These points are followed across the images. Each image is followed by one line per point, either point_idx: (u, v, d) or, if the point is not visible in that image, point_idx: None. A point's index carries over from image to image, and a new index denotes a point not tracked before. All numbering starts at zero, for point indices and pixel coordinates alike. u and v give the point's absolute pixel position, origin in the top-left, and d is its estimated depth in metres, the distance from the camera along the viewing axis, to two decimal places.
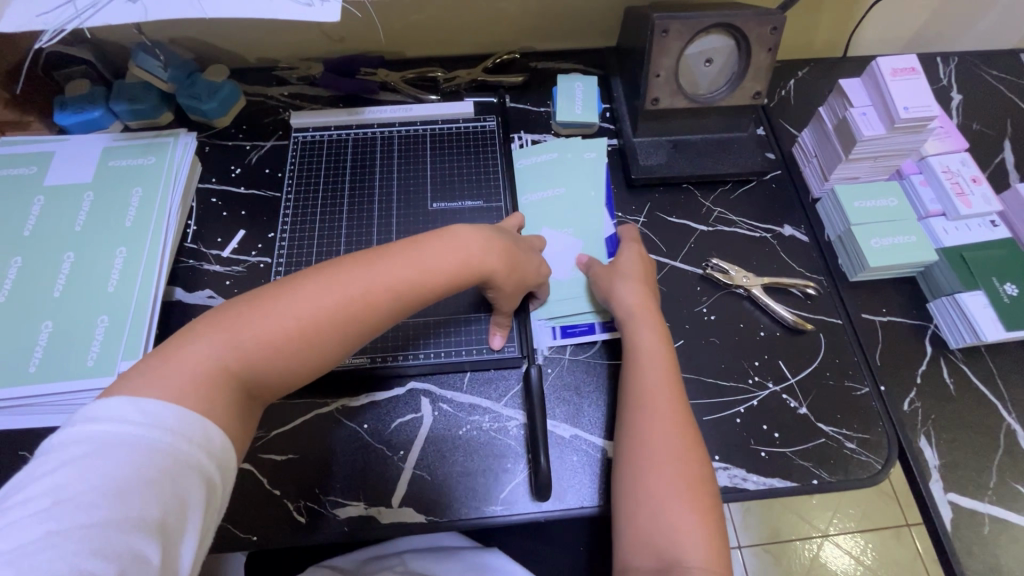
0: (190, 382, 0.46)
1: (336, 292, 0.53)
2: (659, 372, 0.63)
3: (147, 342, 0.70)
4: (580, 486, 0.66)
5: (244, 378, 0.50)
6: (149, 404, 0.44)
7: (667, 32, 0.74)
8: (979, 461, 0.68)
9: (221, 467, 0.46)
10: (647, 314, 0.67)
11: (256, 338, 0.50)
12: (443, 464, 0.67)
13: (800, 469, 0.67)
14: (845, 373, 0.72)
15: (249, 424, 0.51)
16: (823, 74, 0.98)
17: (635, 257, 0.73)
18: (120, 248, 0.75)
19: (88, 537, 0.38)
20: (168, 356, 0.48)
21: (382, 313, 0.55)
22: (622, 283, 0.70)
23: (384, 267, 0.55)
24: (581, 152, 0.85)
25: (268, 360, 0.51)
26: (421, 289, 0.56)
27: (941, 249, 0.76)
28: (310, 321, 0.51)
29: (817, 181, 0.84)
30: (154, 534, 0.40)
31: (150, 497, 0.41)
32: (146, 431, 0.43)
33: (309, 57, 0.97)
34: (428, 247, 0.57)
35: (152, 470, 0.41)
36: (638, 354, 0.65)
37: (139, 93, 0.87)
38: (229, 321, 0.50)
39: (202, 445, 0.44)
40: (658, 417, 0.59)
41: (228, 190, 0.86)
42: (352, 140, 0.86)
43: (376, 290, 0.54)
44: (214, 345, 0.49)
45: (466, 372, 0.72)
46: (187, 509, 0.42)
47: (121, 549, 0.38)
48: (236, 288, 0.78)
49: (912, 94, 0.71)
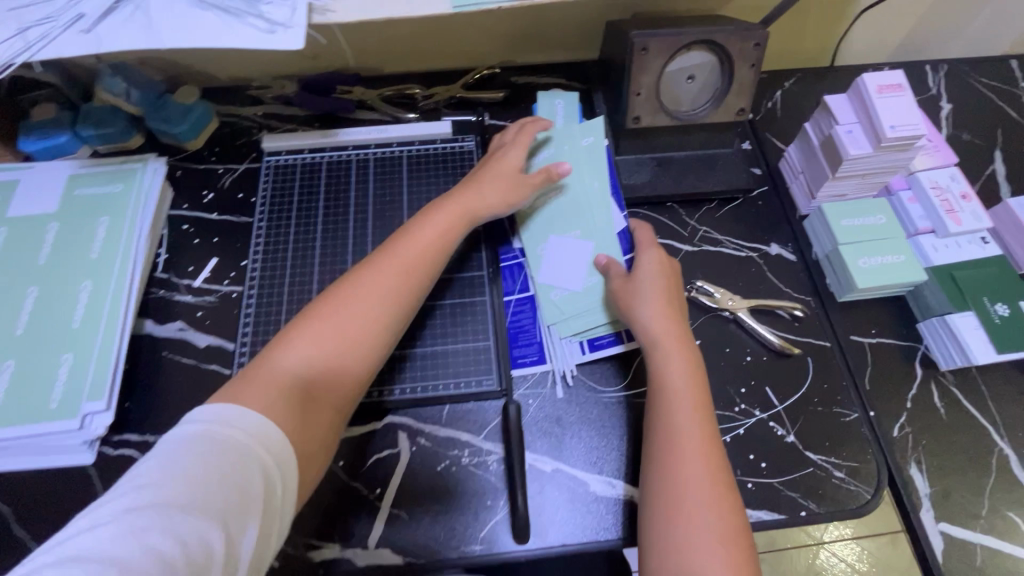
0: (266, 392, 0.54)
1: (364, 285, 0.62)
2: (687, 406, 0.59)
3: (113, 382, 0.67)
4: (562, 522, 0.64)
5: (312, 387, 0.57)
6: (226, 409, 0.50)
7: (647, 50, 0.72)
8: (971, 488, 0.67)
9: (276, 462, 0.50)
10: (674, 340, 0.64)
11: (316, 346, 0.58)
12: (421, 502, 0.65)
13: (788, 501, 0.65)
14: (834, 398, 0.71)
15: (319, 422, 0.56)
16: (810, 85, 0.96)
17: (657, 267, 0.69)
18: (85, 282, 0.72)
19: (157, 523, 0.42)
20: (245, 376, 0.55)
21: (407, 293, 0.64)
22: (643, 301, 0.66)
23: (398, 255, 0.66)
24: (574, 143, 0.80)
25: (330, 364, 0.58)
26: (424, 257, 0.67)
27: (930, 268, 0.75)
28: (354, 317, 0.61)
29: (804, 197, 0.82)
30: (216, 523, 0.44)
31: (213, 488, 0.45)
32: (217, 429, 0.49)
33: (282, 75, 0.94)
34: (425, 227, 0.68)
35: (212, 466, 0.46)
36: (665, 387, 0.61)
37: (106, 118, 0.85)
38: (286, 339, 0.59)
39: (264, 442, 0.50)
40: (693, 457, 0.56)
41: (200, 217, 0.83)
42: (325, 163, 0.84)
43: (396, 274, 0.64)
44: (280, 361, 0.57)
45: (446, 405, 0.70)
46: (246, 500, 0.46)
47: (186, 535, 0.43)
48: (207, 319, 0.75)
49: (898, 112, 0.69)
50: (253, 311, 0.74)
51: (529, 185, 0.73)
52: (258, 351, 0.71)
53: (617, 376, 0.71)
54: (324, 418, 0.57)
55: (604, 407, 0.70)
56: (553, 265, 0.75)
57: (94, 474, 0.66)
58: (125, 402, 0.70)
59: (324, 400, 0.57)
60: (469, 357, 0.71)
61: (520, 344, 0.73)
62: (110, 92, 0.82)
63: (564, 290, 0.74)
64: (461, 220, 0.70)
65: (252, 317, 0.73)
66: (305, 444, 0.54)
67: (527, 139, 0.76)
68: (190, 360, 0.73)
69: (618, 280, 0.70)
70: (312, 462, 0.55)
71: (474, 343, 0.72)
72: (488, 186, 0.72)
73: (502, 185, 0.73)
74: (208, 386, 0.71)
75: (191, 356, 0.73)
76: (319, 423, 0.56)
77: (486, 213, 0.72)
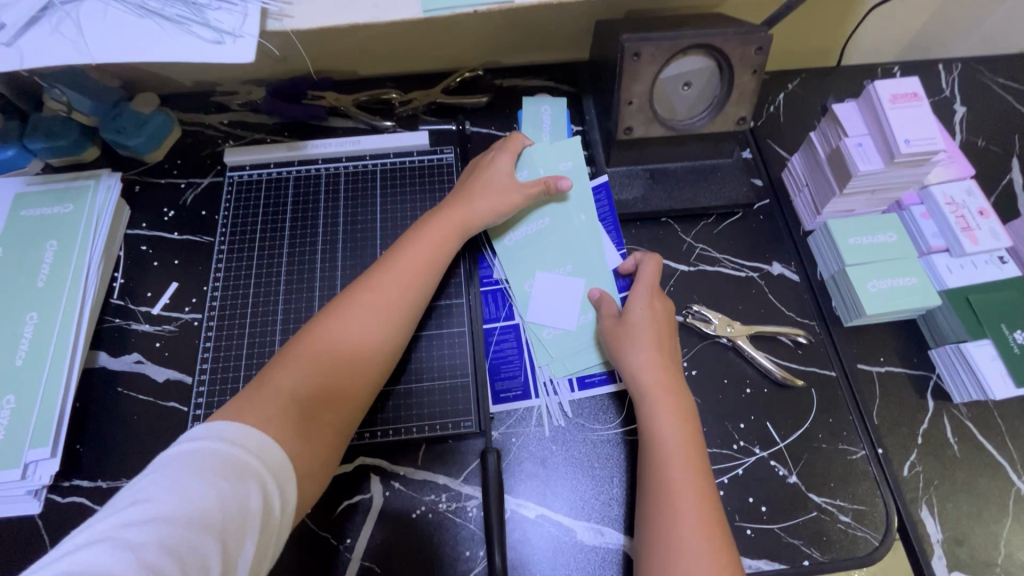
0: (266, 409, 0.50)
1: (366, 298, 0.60)
2: (683, 464, 0.54)
3: (59, 425, 0.62)
4: (546, 574, 0.59)
5: (317, 405, 0.53)
6: (218, 425, 0.46)
7: (639, 56, 0.65)
8: (986, 532, 0.62)
9: (278, 479, 0.46)
10: (665, 389, 0.59)
11: (318, 362, 0.55)
12: (394, 553, 0.61)
13: (790, 549, 0.61)
14: (839, 434, 0.66)
15: (318, 446, 0.52)
16: (816, 87, 0.89)
17: (650, 305, 0.65)
18: (30, 313, 0.67)
19: (152, 535, 0.37)
20: (245, 394, 0.51)
21: (409, 306, 0.62)
22: (633, 343, 0.62)
23: (400, 265, 0.63)
24: (550, 166, 0.75)
25: (334, 382, 0.55)
26: (428, 266, 0.64)
27: (944, 291, 0.69)
28: (357, 332, 0.58)
29: (808, 212, 0.76)
30: (214, 541, 0.39)
31: (214, 500, 0.40)
32: (217, 445, 0.44)
33: (249, 79, 0.87)
34: (425, 234, 0.66)
35: (216, 478, 0.41)
36: (656, 441, 0.57)
37: (56, 128, 0.78)
38: (286, 355, 0.55)
39: (262, 459, 0.45)
40: (687, 525, 0.51)
41: (160, 236, 0.77)
42: (293, 178, 0.78)
43: (399, 285, 0.62)
44: (283, 376, 0.53)
45: (421, 445, 0.65)
46: (248, 515, 0.41)
47: (183, 550, 0.37)
48: (166, 351, 0.70)
49: (913, 125, 0.64)
50: (212, 345, 0.68)
51: (526, 191, 0.70)
52: (218, 390, 0.66)
53: (606, 412, 0.66)
54: (327, 438, 0.53)
55: (591, 446, 0.65)
56: (544, 304, 0.70)
57: (41, 525, 0.61)
58: (75, 444, 0.65)
59: (328, 419, 0.54)
60: (446, 395, 0.66)
61: (503, 377, 0.68)
62: (55, 101, 0.75)
63: (558, 329, 0.69)
64: (462, 227, 0.68)
65: (211, 352, 0.68)
66: (306, 469, 0.50)
67: (516, 145, 0.73)
68: (147, 397, 0.67)
69: (608, 321, 0.66)
70: (311, 490, 0.51)
71: (452, 379, 0.67)
72: (486, 192, 0.69)
73: (501, 191, 0.69)
74: (165, 426, 0.66)
75: (148, 392, 0.68)
76: (323, 444, 0.52)
77: (487, 219, 0.69)
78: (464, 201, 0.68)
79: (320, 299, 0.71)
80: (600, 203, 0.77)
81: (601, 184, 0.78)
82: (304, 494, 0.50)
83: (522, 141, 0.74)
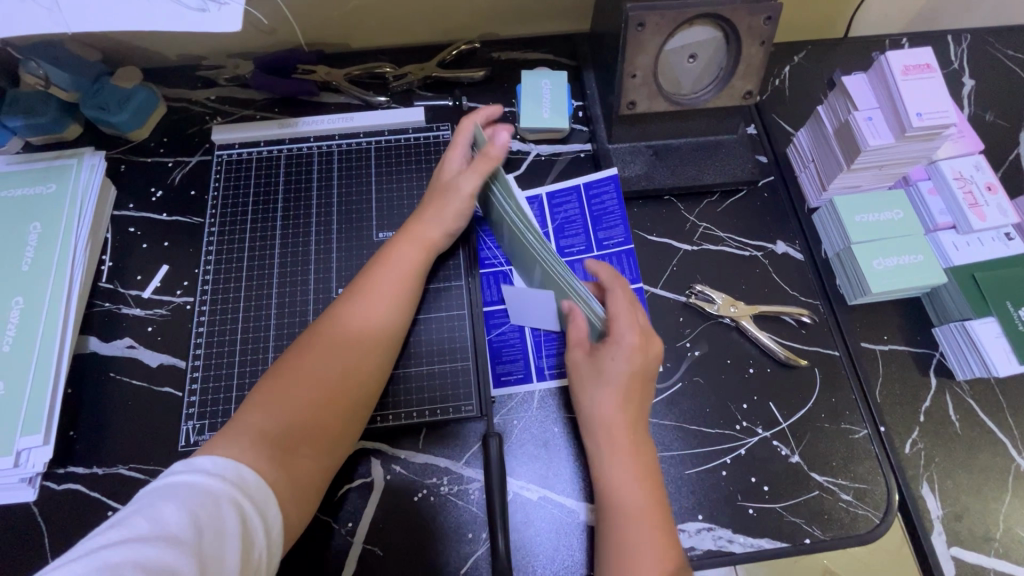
0: (249, 444, 0.49)
1: (339, 330, 0.58)
2: (641, 525, 0.52)
3: (52, 412, 0.61)
4: (550, 554, 0.59)
5: (295, 440, 0.52)
6: (197, 458, 0.46)
7: (643, 26, 0.62)
8: (986, 508, 0.63)
9: (258, 504, 0.46)
10: (630, 454, 0.56)
11: (290, 400, 0.53)
12: (397, 536, 0.60)
13: (792, 528, 0.61)
14: (841, 414, 0.66)
15: (299, 476, 0.51)
16: (822, 59, 0.87)
17: (630, 352, 0.57)
18: (16, 298, 0.65)
19: (130, 556, 0.39)
20: (219, 435, 0.50)
21: (383, 332, 0.60)
22: (597, 403, 0.58)
23: (370, 293, 0.61)
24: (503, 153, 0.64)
25: (312, 416, 0.53)
26: (404, 287, 0.63)
27: (950, 268, 0.68)
28: (332, 365, 0.56)
29: (814, 189, 0.75)
30: (191, 560, 0.40)
31: (190, 523, 0.41)
32: (192, 474, 0.44)
33: (237, 52, 0.83)
34: (392, 259, 0.63)
35: (190, 503, 0.42)
36: (614, 503, 0.54)
37: (36, 106, 0.74)
38: (263, 392, 0.53)
39: (238, 484, 0.45)
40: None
41: (148, 218, 0.75)
42: (284, 156, 0.76)
43: (372, 313, 0.60)
44: (258, 416, 0.51)
45: (422, 429, 0.65)
46: (225, 538, 0.42)
47: (160, 569, 0.38)
48: (158, 336, 0.68)
49: (924, 98, 0.62)
50: (205, 329, 0.67)
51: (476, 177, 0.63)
52: (212, 375, 0.65)
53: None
54: (308, 467, 0.52)
55: None
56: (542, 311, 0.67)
57: (37, 512, 0.60)
58: (69, 431, 0.63)
59: (308, 451, 0.53)
60: (447, 379, 0.66)
61: (504, 360, 0.67)
62: (31, 76, 0.71)
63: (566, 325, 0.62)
64: (427, 250, 0.65)
65: (204, 337, 0.66)
66: (291, 497, 0.50)
67: (464, 136, 0.66)
68: (140, 382, 0.66)
69: (579, 354, 0.60)
70: (300, 516, 0.51)
71: (452, 363, 0.66)
72: (440, 202, 0.65)
73: (457, 198, 0.65)
74: (160, 411, 0.64)
75: (142, 377, 0.66)
76: (304, 477, 0.52)
77: (447, 230, 0.66)
78: (424, 218, 0.66)
79: (315, 283, 0.69)
80: (608, 195, 0.75)
81: (610, 176, 0.75)
82: (293, 518, 0.50)
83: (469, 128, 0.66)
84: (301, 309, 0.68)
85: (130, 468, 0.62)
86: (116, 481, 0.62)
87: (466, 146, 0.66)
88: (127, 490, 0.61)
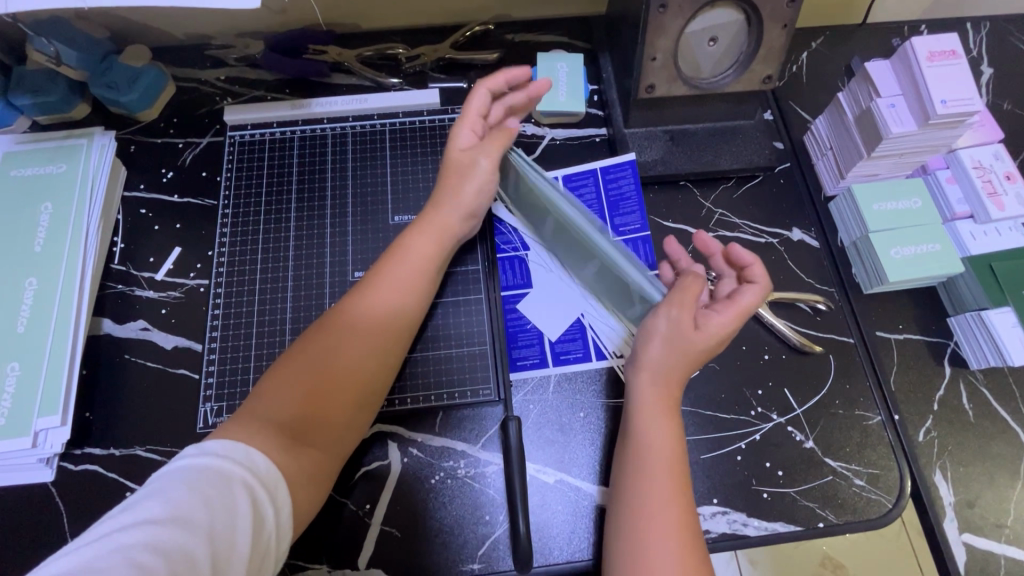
0: (258, 426, 0.49)
1: (357, 319, 0.57)
2: (659, 471, 0.54)
3: (67, 393, 0.61)
4: (568, 536, 0.60)
5: (303, 428, 0.52)
6: (206, 442, 0.46)
7: (666, 8, 0.61)
8: (997, 494, 0.64)
9: (268, 486, 0.46)
10: (663, 409, 0.57)
11: (305, 386, 0.53)
12: (416, 520, 0.61)
13: (806, 513, 0.62)
14: (856, 401, 0.66)
15: (308, 463, 0.51)
16: (840, 46, 0.86)
17: (726, 332, 0.57)
18: (29, 279, 0.65)
19: (140, 537, 0.38)
20: (236, 416, 0.51)
21: (401, 322, 0.60)
22: (664, 354, 0.58)
23: (390, 283, 0.60)
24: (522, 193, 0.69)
25: (317, 409, 0.53)
26: (422, 272, 0.62)
27: (967, 258, 0.69)
28: (345, 355, 0.56)
29: (831, 176, 0.74)
30: (204, 542, 0.40)
31: (201, 505, 0.41)
32: (199, 459, 0.44)
33: (246, 32, 0.82)
34: (413, 251, 0.62)
35: (198, 483, 0.42)
36: (639, 441, 0.56)
37: (44, 84, 0.73)
38: (278, 376, 0.54)
39: (248, 465, 0.45)
40: (662, 544, 0.50)
41: (159, 199, 0.74)
42: (298, 138, 0.75)
43: (383, 306, 0.59)
44: (271, 401, 0.52)
45: (439, 413, 0.65)
46: (238, 520, 0.42)
47: (173, 552, 0.38)
48: (173, 318, 0.68)
49: (949, 84, 0.62)
50: (222, 312, 0.66)
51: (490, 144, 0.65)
52: (229, 358, 0.65)
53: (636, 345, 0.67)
54: (316, 457, 0.52)
55: (610, 413, 0.64)
56: (551, 301, 0.69)
57: (55, 493, 0.60)
58: (85, 412, 0.63)
59: (315, 441, 0.52)
60: (464, 363, 0.66)
61: (519, 345, 0.67)
62: (41, 54, 0.70)
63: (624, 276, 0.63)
64: (440, 238, 0.64)
65: (220, 320, 0.66)
66: (297, 481, 0.49)
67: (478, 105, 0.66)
68: (155, 364, 0.66)
69: (685, 321, 0.57)
70: (309, 501, 0.51)
71: (469, 347, 0.67)
72: (458, 179, 0.65)
73: (474, 173, 0.65)
74: (176, 393, 0.64)
75: (156, 360, 0.66)
76: (310, 464, 0.51)
77: (467, 214, 0.66)
78: (445, 206, 0.65)
79: (331, 265, 0.69)
80: (626, 181, 0.74)
81: (627, 161, 0.74)
82: (299, 505, 0.49)
83: (482, 100, 0.66)
84: (318, 292, 0.67)
85: (146, 450, 0.62)
86: (134, 463, 0.62)
87: (477, 117, 0.66)
88: (144, 472, 0.61)
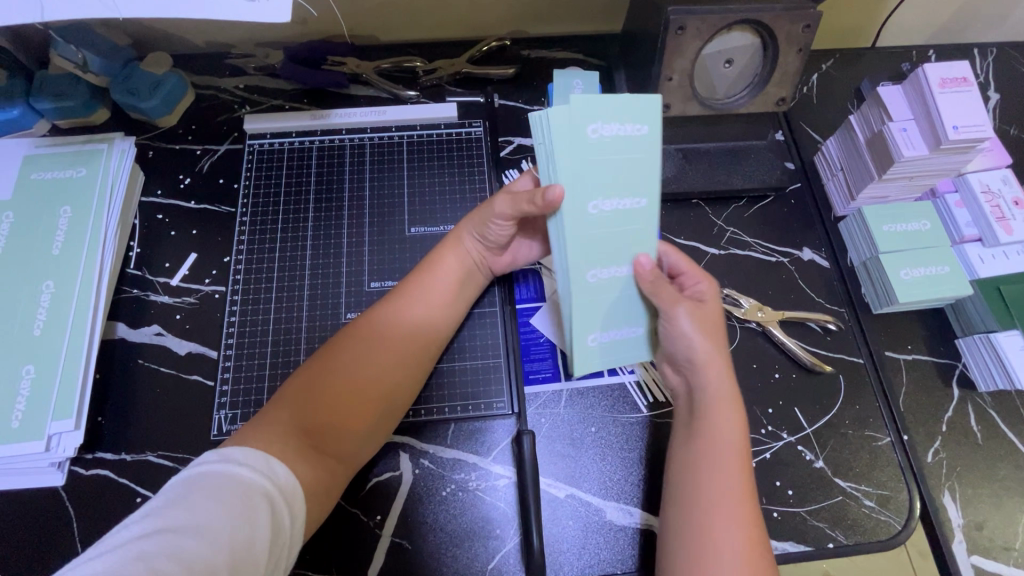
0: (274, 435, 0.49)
1: (374, 331, 0.58)
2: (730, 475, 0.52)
3: (81, 396, 0.61)
4: (576, 551, 0.60)
5: (319, 438, 0.51)
6: (227, 449, 0.46)
7: (683, 30, 0.62)
8: (1006, 518, 0.64)
9: (287, 496, 0.46)
10: (731, 398, 0.55)
11: (320, 397, 0.53)
12: (425, 531, 0.61)
13: (815, 532, 0.62)
14: (865, 421, 0.66)
15: (322, 473, 0.50)
16: (849, 69, 0.87)
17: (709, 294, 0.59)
18: (46, 283, 0.65)
19: (162, 546, 0.39)
20: (252, 424, 0.51)
21: (417, 335, 0.60)
22: (696, 325, 0.55)
23: (408, 295, 0.61)
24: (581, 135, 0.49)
25: (332, 418, 0.53)
26: (440, 288, 0.62)
27: (975, 280, 0.70)
28: (360, 367, 0.55)
29: (842, 198, 0.75)
30: (224, 553, 0.40)
31: (223, 514, 0.41)
32: (221, 466, 0.44)
33: (265, 41, 0.83)
34: (431, 266, 0.63)
35: (220, 492, 0.42)
36: (716, 443, 0.53)
37: (65, 88, 0.74)
38: (295, 389, 0.54)
39: (267, 474, 0.45)
40: (729, 538, 0.49)
41: (176, 205, 0.74)
42: (317, 147, 0.76)
43: (406, 318, 0.59)
44: (287, 411, 0.52)
45: (451, 424, 0.65)
46: (256, 529, 0.42)
47: (193, 563, 0.38)
48: (187, 324, 0.68)
49: (962, 111, 0.63)
50: (237, 318, 0.67)
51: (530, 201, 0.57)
52: (245, 364, 0.65)
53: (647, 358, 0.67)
54: (331, 468, 0.51)
55: (621, 428, 0.65)
56: None
57: (65, 497, 0.60)
58: (97, 417, 0.63)
59: (332, 452, 0.52)
60: (478, 375, 0.66)
61: (531, 358, 0.68)
62: (66, 61, 0.71)
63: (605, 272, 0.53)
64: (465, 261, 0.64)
65: (236, 327, 0.66)
66: (314, 491, 0.49)
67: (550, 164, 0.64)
68: (168, 369, 0.66)
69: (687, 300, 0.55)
70: (324, 510, 0.51)
71: (483, 360, 0.67)
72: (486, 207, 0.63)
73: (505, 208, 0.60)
74: (188, 399, 0.64)
75: (170, 365, 0.66)
76: (327, 475, 0.51)
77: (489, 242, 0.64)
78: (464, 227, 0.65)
79: (347, 274, 0.69)
80: None
81: None
82: (313, 514, 0.49)
83: None
84: (333, 301, 0.68)
85: (157, 456, 0.62)
86: (145, 469, 0.62)
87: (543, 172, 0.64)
88: (154, 477, 0.61)
